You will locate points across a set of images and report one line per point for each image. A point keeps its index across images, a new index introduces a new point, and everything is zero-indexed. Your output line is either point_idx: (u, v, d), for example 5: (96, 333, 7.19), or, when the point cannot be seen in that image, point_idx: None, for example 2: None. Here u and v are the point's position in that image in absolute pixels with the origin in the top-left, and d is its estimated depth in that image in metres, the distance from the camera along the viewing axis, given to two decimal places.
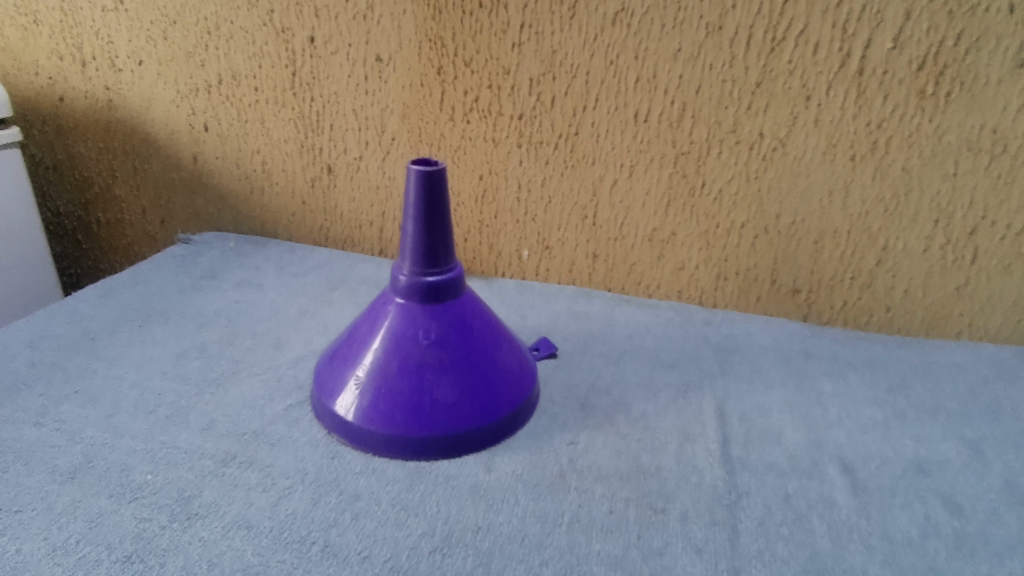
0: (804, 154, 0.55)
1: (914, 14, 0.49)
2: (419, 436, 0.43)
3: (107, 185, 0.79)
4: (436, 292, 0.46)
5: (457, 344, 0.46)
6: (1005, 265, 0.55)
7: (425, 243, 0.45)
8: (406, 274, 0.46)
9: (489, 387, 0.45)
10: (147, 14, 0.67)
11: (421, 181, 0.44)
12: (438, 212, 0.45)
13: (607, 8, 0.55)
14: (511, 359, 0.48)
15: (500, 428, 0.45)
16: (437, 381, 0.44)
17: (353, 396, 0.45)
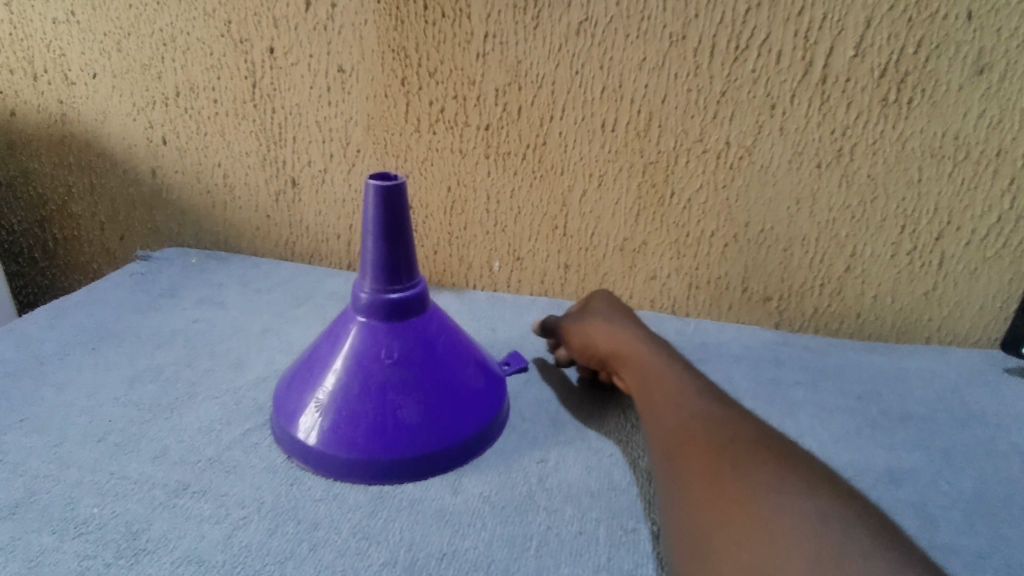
0: (770, 163, 0.55)
1: (875, 22, 0.49)
2: (383, 459, 0.42)
3: (63, 202, 0.76)
4: (399, 310, 0.45)
5: (422, 362, 0.44)
6: (972, 270, 0.55)
7: (386, 259, 0.43)
8: (367, 291, 0.45)
9: (455, 406, 0.44)
10: (100, 25, 0.65)
11: (379, 196, 0.42)
12: (400, 227, 0.43)
13: (571, 18, 0.54)
14: (479, 376, 0.47)
15: (468, 448, 0.44)
16: (400, 401, 0.42)
17: (314, 419, 0.43)
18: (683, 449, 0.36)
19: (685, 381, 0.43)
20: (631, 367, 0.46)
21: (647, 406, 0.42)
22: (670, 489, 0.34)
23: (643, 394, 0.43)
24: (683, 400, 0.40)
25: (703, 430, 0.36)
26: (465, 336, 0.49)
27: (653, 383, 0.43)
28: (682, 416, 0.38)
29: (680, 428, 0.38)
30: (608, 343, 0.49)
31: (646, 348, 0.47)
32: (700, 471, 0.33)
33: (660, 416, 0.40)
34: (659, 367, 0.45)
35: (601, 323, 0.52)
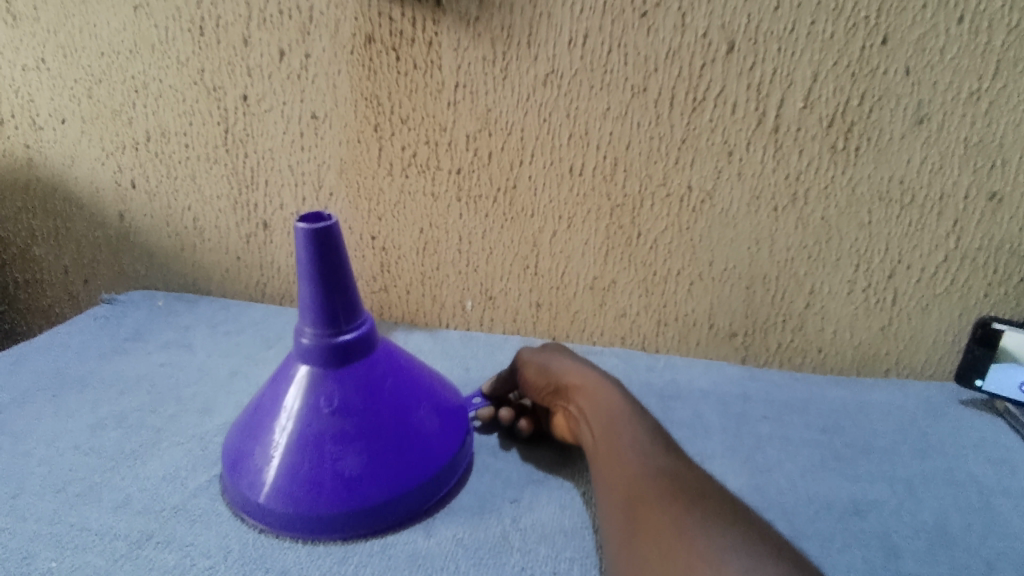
0: (730, 206, 0.58)
1: (821, 77, 0.51)
2: (322, 513, 0.40)
3: (26, 246, 0.75)
4: (342, 355, 0.43)
5: (364, 409, 0.42)
6: (923, 306, 0.58)
7: (326, 303, 0.42)
8: (309, 337, 0.43)
9: (401, 456, 0.42)
10: (71, 72, 0.64)
11: (313, 239, 0.40)
12: (335, 270, 0.41)
13: (538, 70, 0.56)
14: (430, 421, 0.45)
15: (416, 497, 0.42)
16: (340, 452, 0.41)
17: (257, 471, 0.41)
18: (631, 505, 0.37)
19: (638, 428, 0.44)
20: (588, 410, 0.47)
21: (600, 457, 0.43)
22: (621, 546, 0.35)
23: (600, 441, 0.44)
24: (634, 450, 0.42)
25: (650, 483, 0.38)
26: (420, 379, 0.47)
27: (609, 429, 0.44)
28: (631, 468, 0.40)
29: (629, 483, 0.39)
30: (569, 379, 0.50)
31: (606, 388, 0.49)
32: (648, 525, 0.35)
33: (611, 470, 0.41)
34: (616, 413, 0.46)
35: (563, 359, 0.53)
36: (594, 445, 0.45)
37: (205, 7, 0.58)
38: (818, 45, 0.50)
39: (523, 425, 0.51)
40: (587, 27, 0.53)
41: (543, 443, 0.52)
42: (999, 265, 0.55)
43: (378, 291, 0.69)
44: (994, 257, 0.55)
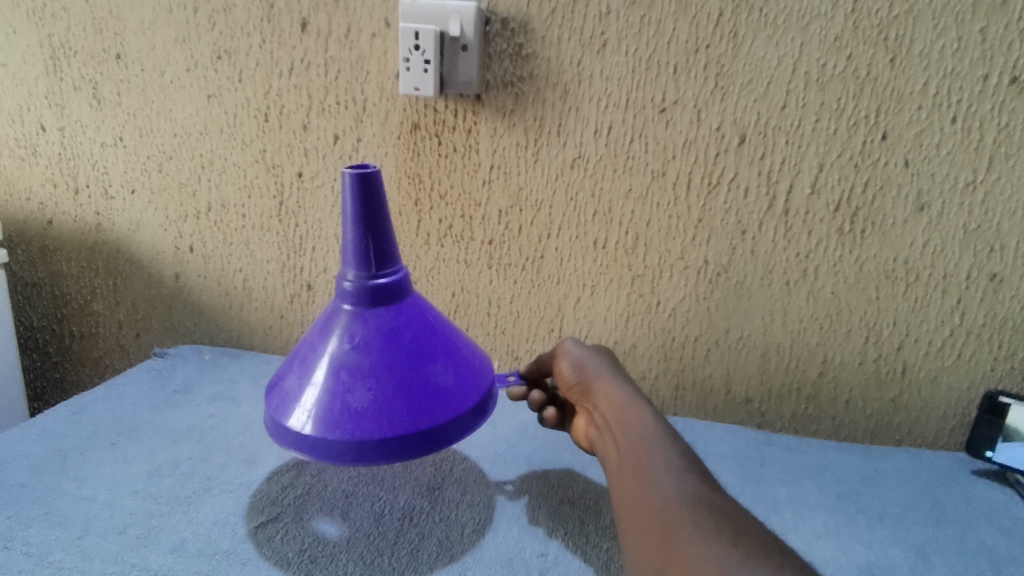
0: (744, 279, 0.61)
1: (827, 166, 0.55)
2: (323, 440, 0.41)
3: (85, 301, 0.81)
4: (373, 297, 0.44)
5: (382, 350, 0.44)
6: (932, 378, 0.61)
7: (364, 248, 0.43)
8: (348, 278, 0.45)
9: (408, 402, 0.43)
10: (145, 149, 0.70)
11: (355, 182, 0.42)
12: (375, 213, 0.43)
13: (566, 154, 0.61)
14: (448, 375, 0.45)
15: (418, 445, 0.42)
16: (352, 386, 0.42)
17: (285, 395, 0.45)
18: (654, 548, 0.33)
19: (666, 449, 0.41)
20: (615, 422, 0.45)
21: (623, 484, 0.40)
22: None
23: (623, 459, 0.42)
24: (656, 476, 0.38)
25: (675, 519, 0.34)
26: (452, 338, 0.48)
27: (633, 449, 0.42)
28: (653, 502, 0.36)
29: (651, 519, 0.35)
30: (599, 387, 0.49)
31: (635, 403, 0.47)
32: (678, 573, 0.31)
33: (631, 504, 0.38)
34: (644, 433, 0.43)
35: (601, 364, 0.52)
36: (618, 465, 0.42)
37: (271, 97, 0.64)
38: (822, 139, 0.54)
39: (547, 414, 0.54)
40: (612, 120, 0.58)
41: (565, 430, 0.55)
42: (1004, 341, 0.58)
43: None
44: (998, 332, 0.58)
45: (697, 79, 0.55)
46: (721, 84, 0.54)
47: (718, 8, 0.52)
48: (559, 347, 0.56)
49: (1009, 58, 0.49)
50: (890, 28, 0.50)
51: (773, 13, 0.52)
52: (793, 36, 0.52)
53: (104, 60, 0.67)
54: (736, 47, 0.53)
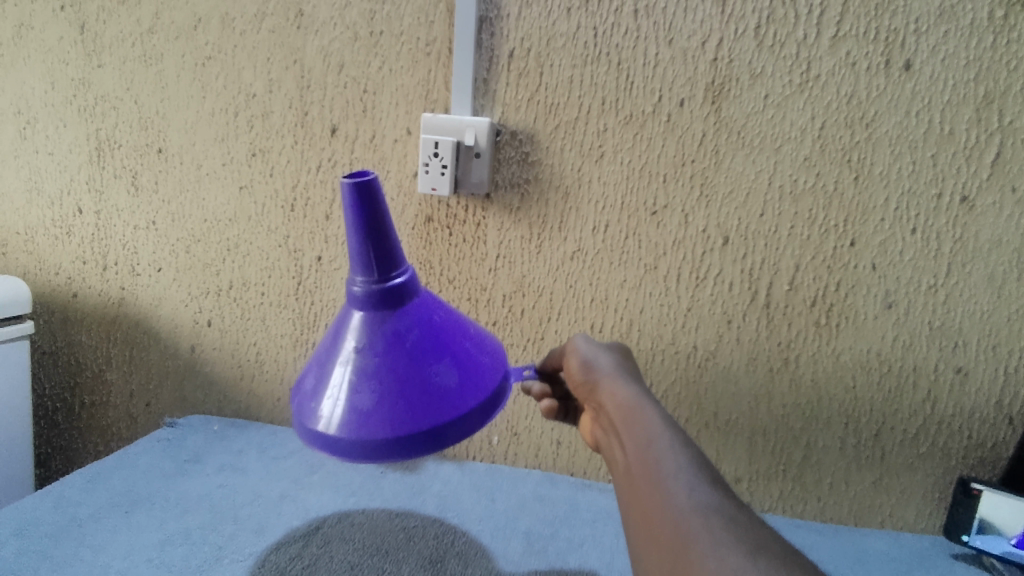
0: (731, 365, 0.66)
1: (802, 267, 0.61)
2: (331, 438, 0.40)
3: (100, 370, 0.84)
4: (377, 303, 0.42)
5: (385, 353, 0.42)
6: (909, 464, 0.64)
7: (365, 255, 0.41)
8: (352, 285, 0.43)
9: (412, 402, 0.41)
10: (175, 232, 0.76)
11: (351, 192, 0.40)
12: (373, 220, 0.41)
13: (567, 248, 0.66)
14: (455, 373, 0.43)
15: (425, 444, 0.40)
16: (357, 388, 0.41)
17: (301, 395, 0.44)
18: (667, 562, 0.32)
19: (675, 451, 0.39)
20: (619, 421, 0.43)
21: (630, 493, 0.38)
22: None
23: (627, 460, 0.40)
24: (665, 483, 0.36)
25: (688, 535, 0.32)
26: (463, 337, 0.46)
27: (638, 452, 0.40)
28: (660, 509, 0.35)
29: (664, 536, 0.33)
30: (604, 385, 0.47)
31: (642, 400, 0.45)
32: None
33: (641, 517, 0.36)
34: (650, 433, 0.41)
35: (607, 361, 0.51)
36: (623, 465, 0.41)
37: (298, 190, 0.70)
38: (797, 243, 0.60)
39: (544, 406, 0.55)
40: (608, 219, 0.64)
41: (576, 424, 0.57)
42: (974, 430, 0.62)
43: None
44: (968, 422, 0.62)
45: (684, 187, 0.61)
46: (706, 193, 0.61)
47: (702, 130, 0.59)
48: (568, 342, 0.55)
49: (958, 180, 0.56)
50: (852, 152, 0.57)
51: (750, 136, 0.59)
52: (768, 155, 0.59)
53: (146, 153, 0.74)
54: (718, 162, 0.60)
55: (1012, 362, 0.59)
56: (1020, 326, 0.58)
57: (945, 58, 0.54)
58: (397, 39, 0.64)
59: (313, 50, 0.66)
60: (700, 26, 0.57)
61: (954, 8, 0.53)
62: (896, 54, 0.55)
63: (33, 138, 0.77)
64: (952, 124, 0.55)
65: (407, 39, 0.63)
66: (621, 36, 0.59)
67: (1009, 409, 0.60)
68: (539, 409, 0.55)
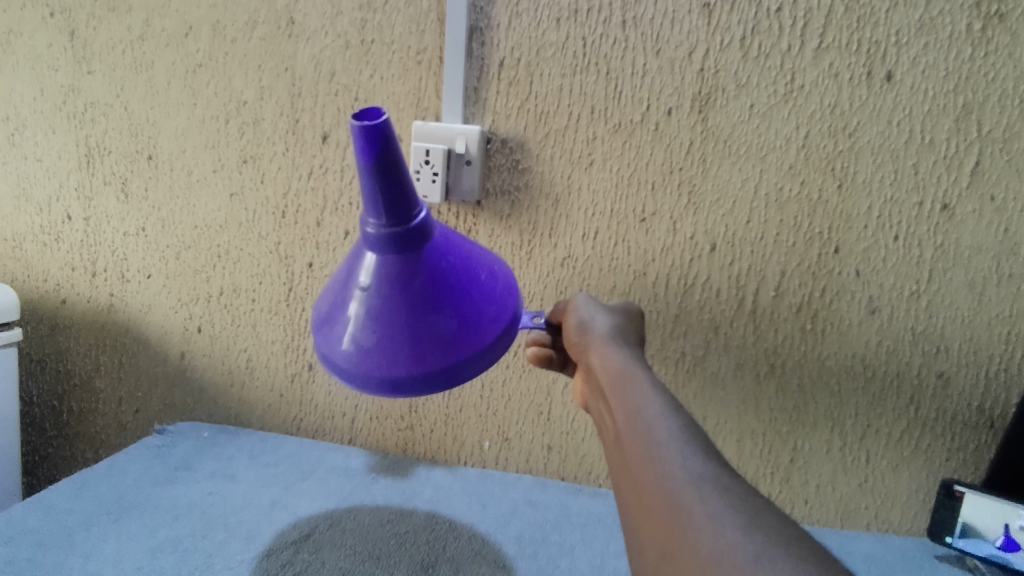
0: (719, 370, 0.66)
1: (788, 274, 0.62)
2: (336, 366, 0.42)
3: (89, 377, 0.83)
4: (386, 243, 0.40)
5: (389, 296, 0.41)
6: (894, 466, 0.65)
7: (375, 198, 0.38)
8: (365, 223, 0.41)
9: (408, 349, 0.41)
10: (165, 239, 0.76)
11: (362, 134, 0.36)
12: (385, 165, 0.37)
13: (557, 255, 0.67)
14: (455, 321, 0.41)
15: (418, 387, 0.41)
16: (361, 325, 0.41)
17: (319, 312, 0.46)
18: (658, 510, 0.35)
19: (664, 416, 0.41)
20: (610, 384, 0.46)
21: (621, 458, 0.41)
22: (653, 538, 0.34)
23: (618, 418, 0.43)
24: (654, 447, 0.38)
25: (675, 496, 0.34)
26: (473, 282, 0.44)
27: (628, 418, 0.42)
28: (651, 464, 0.37)
29: (653, 498, 0.35)
30: (596, 351, 0.49)
31: (632, 367, 0.47)
32: (682, 555, 0.31)
33: (631, 480, 0.38)
34: (640, 400, 0.43)
35: (604, 325, 0.52)
36: (614, 422, 0.43)
37: (289, 197, 0.70)
38: (783, 250, 0.61)
39: (530, 351, 0.59)
40: (598, 226, 0.65)
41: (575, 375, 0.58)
42: (955, 433, 0.63)
43: (404, 428, 0.76)
44: (950, 426, 0.63)
45: (672, 195, 0.62)
46: (694, 201, 0.62)
47: (689, 139, 0.60)
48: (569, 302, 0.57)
49: (939, 189, 0.57)
50: (836, 161, 0.58)
51: (736, 145, 0.60)
52: (754, 164, 0.60)
53: (136, 160, 0.74)
54: (705, 171, 0.61)
55: (992, 367, 0.60)
56: (1000, 331, 0.59)
57: (926, 70, 0.55)
58: (388, 48, 0.64)
59: (304, 58, 0.66)
60: (687, 37, 0.58)
61: (934, 22, 0.54)
62: (878, 66, 0.56)
63: (22, 144, 0.77)
64: (933, 134, 0.56)
65: (398, 47, 0.64)
66: (609, 47, 0.60)
67: (989, 413, 0.62)
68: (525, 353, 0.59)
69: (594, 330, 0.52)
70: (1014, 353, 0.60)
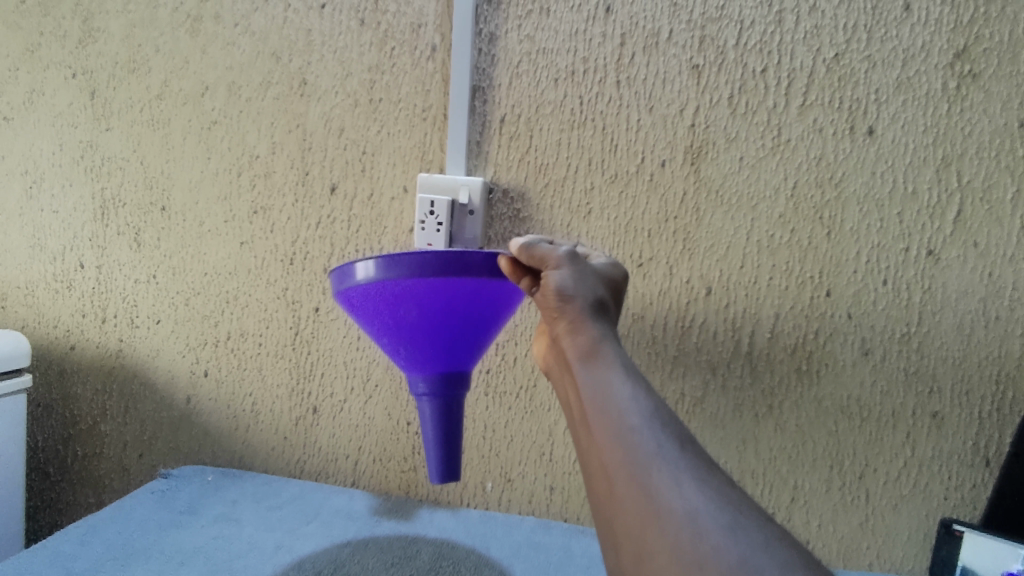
0: (718, 410, 0.66)
1: (782, 316, 0.63)
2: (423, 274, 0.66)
3: (94, 422, 0.84)
4: None
5: None
6: (893, 505, 0.64)
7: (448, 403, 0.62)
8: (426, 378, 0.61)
9: None
10: (175, 285, 0.78)
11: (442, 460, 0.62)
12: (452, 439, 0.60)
13: None
14: None
15: None
16: None
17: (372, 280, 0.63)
18: (629, 502, 0.38)
19: (633, 406, 0.43)
20: (581, 362, 0.48)
21: (590, 445, 0.44)
22: (621, 526, 0.38)
23: (587, 398, 0.46)
24: (623, 441, 0.41)
25: (646, 493, 0.38)
26: (479, 317, 0.54)
27: (597, 405, 0.45)
28: (621, 456, 0.41)
29: (626, 496, 0.39)
30: (570, 325, 0.50)
31: (602, 344, 0.48)
32: (653, 549, 0.36)
33: (602, 475, 0.41)
34: (608, 388, 0.45)
35: (581, 288, 0.51)
36: (582, 398, 0.47)
37: (297, 245, 0.73)
38: (776, 294, 0.63)
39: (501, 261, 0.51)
40: None
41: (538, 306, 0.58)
42: (953, 473, 0.63)
43: (407, 470, 0.76)
44: (947, 465, 0.63)
45: (668, 241, 0.64)
46: (689, 247, 0.64)
47: (683, 188, 0.63)
48: (531, 245, 0.52)
49: (924, 235, 0.60)
50: (823, 210, 0.61)
51: (728, 195, 0.62)
52: (745, 213, 0.62)
53: (150, 211, 0.77)
54: (699, 219, 0.63)
55: (986, 407, 0.61)
56: (990, 371, 0.61)
57: (905, 125, 0.59)
58: (396, 106, 0.68)
59: (315, 115, 0.70)
60: (678, 96, 0.62)
61: (910, 80, 0.58)
62: (859, 121, 0.59)
63: (39, 196, 0.80)
64: (915, 184, 0.59)
65: (405, 106, 0.67)
66: (605, 104, 0.63)
67: (985, 452, 0.62)
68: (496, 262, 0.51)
69: (570, 296, 0.50)
70: (1006, 393, 0.61)
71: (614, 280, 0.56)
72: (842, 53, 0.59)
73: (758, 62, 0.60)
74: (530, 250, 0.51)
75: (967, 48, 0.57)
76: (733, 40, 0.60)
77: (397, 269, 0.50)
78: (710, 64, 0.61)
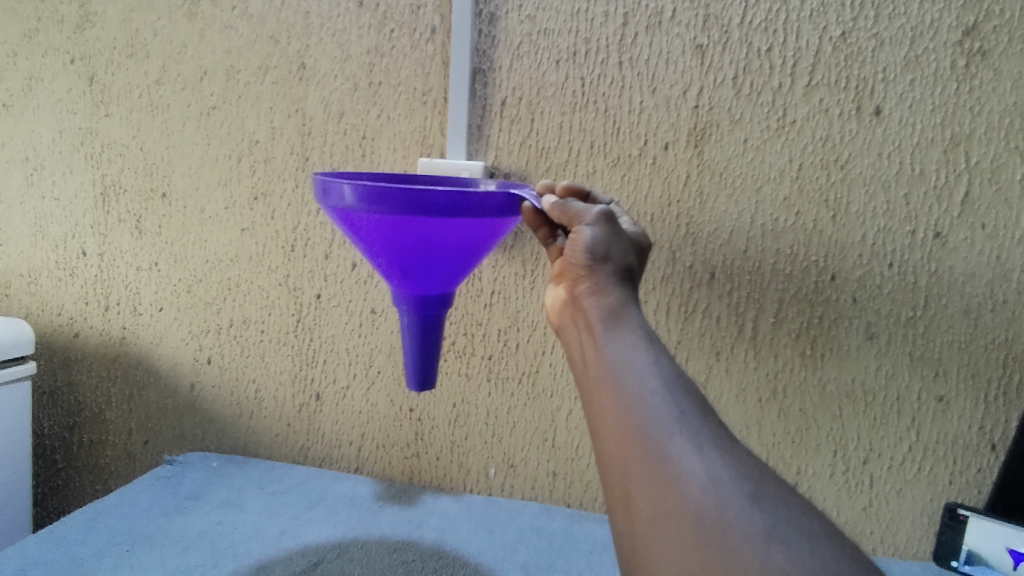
0: (721, 395, 0.66)
1: (786, 301, 0.63)
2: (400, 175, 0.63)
3: (99, 409, 0.84)
4: None
5: None
6: (897, 490, 0.64)
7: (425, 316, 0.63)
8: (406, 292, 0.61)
9: None
10: (177, 273, 0.78)
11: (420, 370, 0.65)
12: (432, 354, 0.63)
13: None
14: None
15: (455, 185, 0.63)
16: None
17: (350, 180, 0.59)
18: (648, 465, 0.38)
19: (654, 371, 0.43)
20: (604, 325, 0.47)
21: (604, 407, 0.44)
22: (637, 488, 0.39)
23: (607, 359, 0.45)
24: (643, 405, 0.41)
25: (666, 458, 0.38)
26: (477, 248, 0.56)
27: (617, 367, 0.44)
28: (641, 420, 0.40)
29: (643, 459, 0.39)
30: (596, 288, 0.49)
31: (627, 309, 0.47)
32: (672, 513, 0.36)
33: (616, 436, 0.41)
34: (629, 350, 0.45)
35: (612, 253, 0.50)
36: (600, 358, 0.46)
37: (298, 231, 0.72)
38: (780, 278, 0.63)
39: (524, 207, 0.54)
40: None
41: (553, 267, 0.57)
42: (958, 458, 0.62)
43: (410, 456, 0.76)
44: (952, 449, 0.62)
45: (671, 225, 0.64)
46: (692, 231, 0.63)
47: (686, 172, 0.62)
48: (564, 204, 0.51)
49: (930, 218, 0.59)
50: (829, 192, 0.60)
51: (731, 177, 0.62)
52: (749, 196, 0.62)
53: (151, 198, 0.76)
54: (702, 203, 0.63)
55: (991, 392, 0.61)
56: (997, 355, 0.60)
57: (913, 105, 0.58)
58: (395, 89, 0.67)
59: (314, 99, 0.69)
60: (681, 76, 0.61)
61: (918, 59, 0.57)
62: (866, 101, 0.58)
63: (39, 184, 0.80)
64: (922, 165, 0.58)
65: (405, 89, 0.67)
66: (607, 86, 0.63)
67: (991, 436, 0.61)
68: (517, 205, 0.54)
69: (599, 257, 0.49)
70: (1012, 377, 0.60)
71: (640, 248, 0.55)
72: (849, 32, 0.58)
73: (763, 41, 0.59)
74: (564, 210, 0.51)
75: (977, 25, 0.56)
76: (737, 19, 0.59)
77: (412, 205, 0.49)
78: (714, 43, 0.60)
